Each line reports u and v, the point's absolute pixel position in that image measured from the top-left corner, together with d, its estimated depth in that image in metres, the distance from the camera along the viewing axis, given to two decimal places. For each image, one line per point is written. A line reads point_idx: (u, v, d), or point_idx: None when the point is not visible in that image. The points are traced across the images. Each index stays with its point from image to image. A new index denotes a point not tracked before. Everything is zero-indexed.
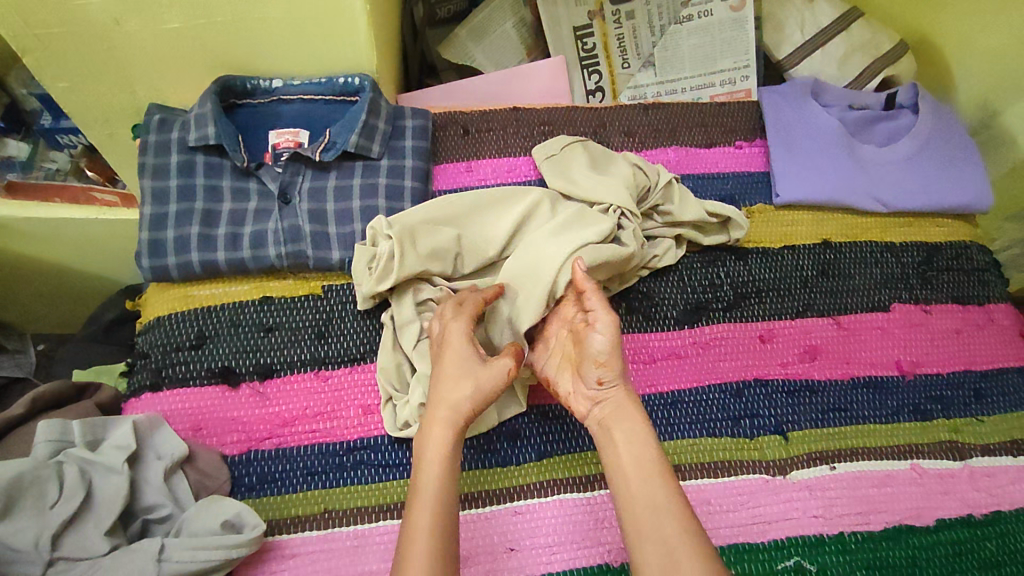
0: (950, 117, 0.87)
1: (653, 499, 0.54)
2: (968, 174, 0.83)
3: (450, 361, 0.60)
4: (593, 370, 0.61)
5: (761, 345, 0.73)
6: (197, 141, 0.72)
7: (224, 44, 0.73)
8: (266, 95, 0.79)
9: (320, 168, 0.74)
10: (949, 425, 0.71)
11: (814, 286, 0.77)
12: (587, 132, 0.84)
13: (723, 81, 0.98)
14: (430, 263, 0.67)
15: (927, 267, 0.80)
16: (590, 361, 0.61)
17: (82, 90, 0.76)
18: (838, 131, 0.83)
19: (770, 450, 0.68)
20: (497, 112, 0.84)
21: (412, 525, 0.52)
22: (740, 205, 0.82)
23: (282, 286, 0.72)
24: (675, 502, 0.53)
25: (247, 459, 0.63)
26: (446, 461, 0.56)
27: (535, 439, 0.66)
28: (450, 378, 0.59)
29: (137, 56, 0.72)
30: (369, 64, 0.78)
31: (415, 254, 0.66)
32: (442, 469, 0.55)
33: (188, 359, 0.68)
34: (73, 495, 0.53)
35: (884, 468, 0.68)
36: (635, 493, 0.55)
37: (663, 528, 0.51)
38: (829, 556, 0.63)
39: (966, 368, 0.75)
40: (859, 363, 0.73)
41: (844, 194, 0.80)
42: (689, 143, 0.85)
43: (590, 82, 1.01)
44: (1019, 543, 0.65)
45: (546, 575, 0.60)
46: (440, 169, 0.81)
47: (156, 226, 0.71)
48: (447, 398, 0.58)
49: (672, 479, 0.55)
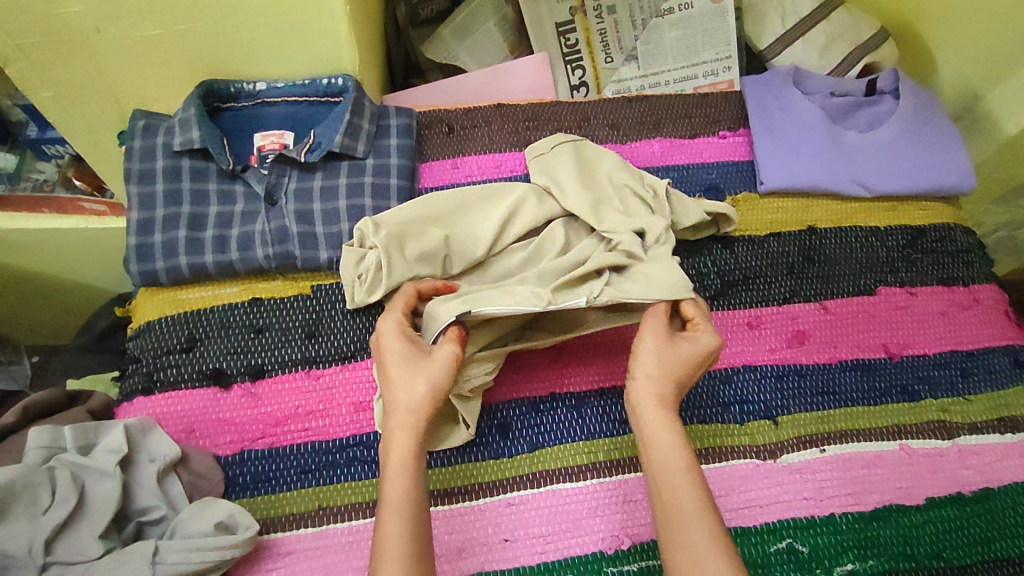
0: (930, 100, 0.87)
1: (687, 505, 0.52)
2: (950, 156, 0.84)
3: (394, 362, 0.58)
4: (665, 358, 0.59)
5: (749, 331, 0.74)
6: (182, 145, 0.72)
7: (206, 49, 0.73)
8: (250, 99, 0.80)
9: (306, 169, 0.75)
10: (937, 405, 0.72)
11: (800, 272, 0.78)
12: (571, 127, 0.85)
13: (706, 73, 0.98)
14: (419, 267, 0.67)
15: (912, 250, 0.81)
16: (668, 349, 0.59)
17: (66, 99, 0.76)
18: (821, 118, 0.84)
19: (761, 434, 0.68)
20: (482, 109, 0.84)
21: (382, 533, 0.50)
22: (725, 194, 0.83)
23: (271, 287, 0.72)
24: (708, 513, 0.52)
25: (240, 459, 0.63)
26: (410, 466, 0.54)
27: (526, 431, 0.66)
28: (402, 380, 0.57)
29: (119, 63, 0.73)
30: (351, 64, 0.79)
31: (403, 260, 0.66)
32: (407, 477, 0.53)
33: (180, 362, 0.68)
34: (65, 500, 0.53)
35: (874, 450, 0.68)
36: (679, 485, 0.53)
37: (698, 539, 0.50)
38: (821, 537, 0.64)
39: (953, 348, 0.76)
40: (847, 346, 0.74)
41: (828, 179, 0.81)
42: (673, 134, 0.86)
43: (574, 77, 1.01)
44: (1008, 518, 0.66)
45: (540, 564, 0.60)
46: (427, 167, 0.81)
47: (143, 231, 0.71)
48: (401, 400, 0.56)
49: (705, 489, 0.53)
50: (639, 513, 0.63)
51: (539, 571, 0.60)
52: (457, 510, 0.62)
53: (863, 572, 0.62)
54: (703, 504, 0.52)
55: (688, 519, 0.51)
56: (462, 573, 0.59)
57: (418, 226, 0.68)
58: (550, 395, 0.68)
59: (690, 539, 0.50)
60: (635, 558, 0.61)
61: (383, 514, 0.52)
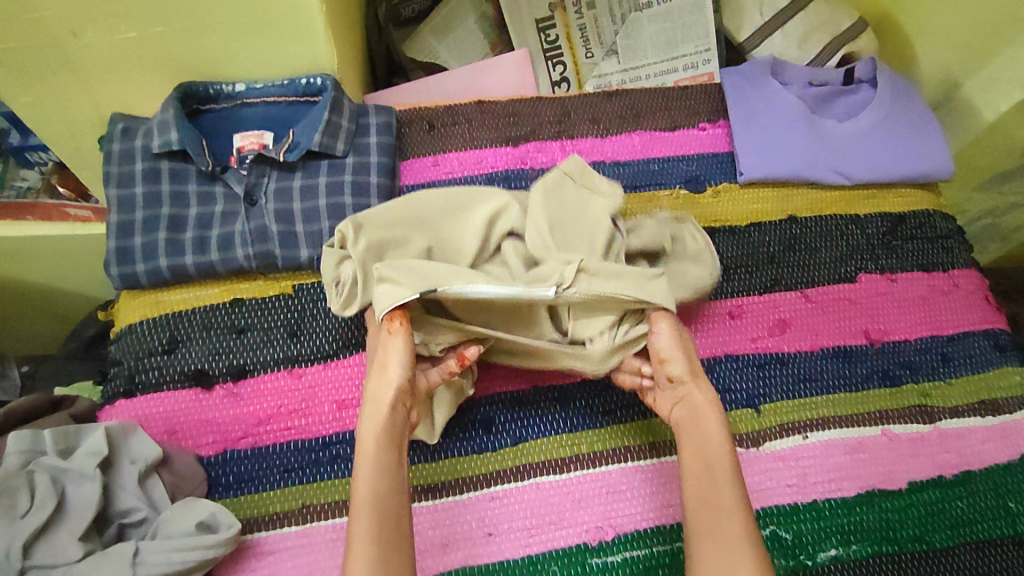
0: (908, 88, 0.88)
1: (719, 503, 0.54)
2: (927, 142, 0.85)
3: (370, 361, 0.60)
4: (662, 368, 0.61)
5: (731, 321, 0.74)
6: (160, 147, 0.72)
7: (184, 50, 0.73)
8: (230, 100, 0.80)
9: (285, 169, 0.75)
10: (919, 389, 0.72)
11: (781, 261, 0.78)
12: (552, 122, 0.85)
13: (686, 66, 0.99)
14: None
15: (891, 237, 0.82)
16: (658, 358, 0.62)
17: (44, 104, 0.76)
18: (799, 108, 0.84)
19: (744, 423, 0.69)
20: (462, 106, 0.84)
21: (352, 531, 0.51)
22: (706, 185, 0.83)
23: (252, 287, 0.72)
24: (744, 509, 0.53)
25: (223, 459, 0.63)
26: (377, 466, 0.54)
27: (510, 425, 0.66)
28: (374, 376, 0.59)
29: (96, 67, 0.72)
30: (330, 64, 0.79)
31: None
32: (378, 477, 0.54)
33: (161, 364, 0.68)
34: (44, 503, 0.53)
35: (856, 435, 0.69)
36: (719, 483, 0.55)
37: (730, 534, 0.52)
38: (805, 523, 0.64)
39: (934, 333, 0.76)
40: (828, 334, 0.75)
41: (807, 168, 0.82)
42: (653, 127, 0.86)
43: (555, 73, 1.01)
44: (989, 500, 0.67)
45: (525, 557, 0.60)
46: (407, 164, 0.81)
47: (123, 234, 0.71)
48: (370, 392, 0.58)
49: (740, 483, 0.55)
50: (623, 504, 0.63)
51: (523, 564, 0.60)
52: (441, 505, 0.62)
53: (847, 557, 0.63)
54: (735, 500, 0.54)
55: (722, 513, 0.53)
56: (447, 567, 0.59)
57: (399, 232, 0.66)
58: (533, 388, 0.68)
59: (723, 532, 0.52)
60: (620, 549, 0.61)
61: (355, 512, 0.52)
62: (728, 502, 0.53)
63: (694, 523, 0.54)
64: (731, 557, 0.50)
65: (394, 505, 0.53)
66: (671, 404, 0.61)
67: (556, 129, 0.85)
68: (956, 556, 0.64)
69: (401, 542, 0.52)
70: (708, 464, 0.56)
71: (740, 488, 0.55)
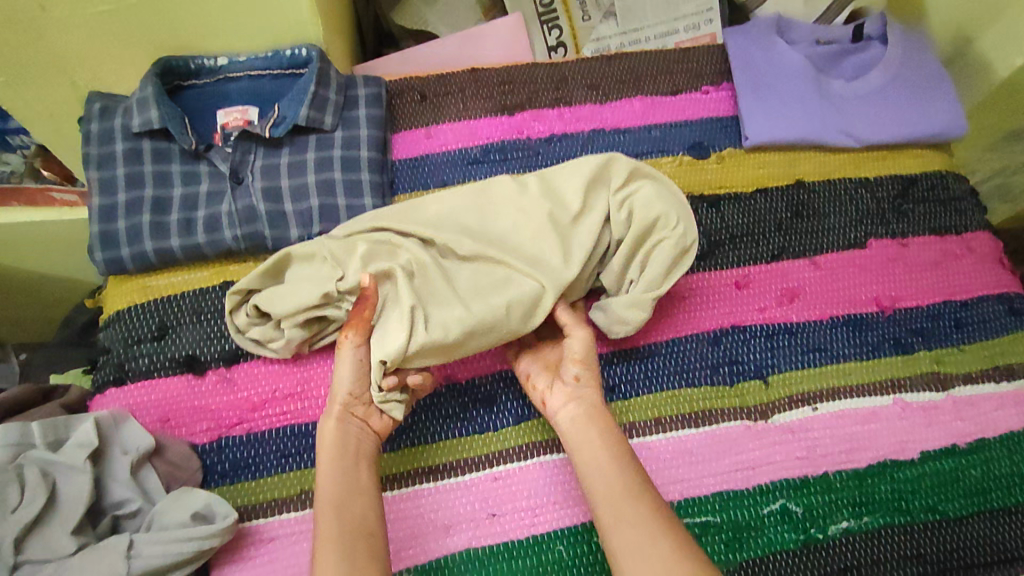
0: (920, 44, 0.84)
1: (627, 488, 0.52)
2: (941, 100, 0.81)
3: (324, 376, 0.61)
4: (571, 366, 0.61)
5: (737, 291, 0.72)
6: (140, 126, 0.69)
7: (160, 21, 0.69)
8: (212, 75, 0.76)
9: (271, 145, 0.72)
10: (931, 356, 0.70)
11: (789, 228, 0.76)
12: (548, 89, 0.81)
13: (687, 27, 0.95)
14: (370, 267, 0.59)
15: (903, 200, 0.79)
16: (567, 359, 0.61)
17: (19, 85, 0.72)
18: (806, 68, 0.81)
19: (752, 396, 0.67)
20: (453, 75, 0.81)
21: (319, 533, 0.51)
22: (709, 151, 0.80)
23: (242, 270, 0.70)
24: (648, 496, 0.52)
25: (218, 446, 0.62)
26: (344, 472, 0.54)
27: (511, 404, 0.65)
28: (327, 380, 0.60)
29: (70, 43, 0.69)
30: (315, 33, 0.75)
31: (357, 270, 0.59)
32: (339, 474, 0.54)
33: (151, 351, 0.66)
34: (34, 497, 0.52)
35: (867, 405, 0.67)
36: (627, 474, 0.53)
37: (640, 512, 0.50)
38: (815, 496, 0.62)
39: (947, 299, 0.74)
40: (838, 302, 0.72)
41: (816, 131, 0.78)
42: (653, 92, 0.83)
43: (551, 38, 0.97)
44: (1003, 468, 0.65)
45: (529, 537, 0.59)
46: (399, 138, 0.78)
47: (106, 218, 0.68)
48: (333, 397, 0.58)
49: (645, 477, 0.54)
50: None
51: (527, 544, 0.59)
52: (444, 486, 0.61)
53: (857, 529, 0.61)
54: (641, 489, 0.52)
55: (625, 490, 0.52)
56: (451, 549, 0.58)
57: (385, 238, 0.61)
58: None
59: (634, 512, 0.50)
60: None
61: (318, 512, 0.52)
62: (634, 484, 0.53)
63: (609, 515, 0.51)
64: (649, 536, 0.49)
65: (356, 505, 0.53)
66: (565, 401, 0.60)
67: (553, 97, 0.81)
68: (970, 525, 0.62)
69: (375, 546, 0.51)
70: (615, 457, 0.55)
71: (640, 473, 0.54)
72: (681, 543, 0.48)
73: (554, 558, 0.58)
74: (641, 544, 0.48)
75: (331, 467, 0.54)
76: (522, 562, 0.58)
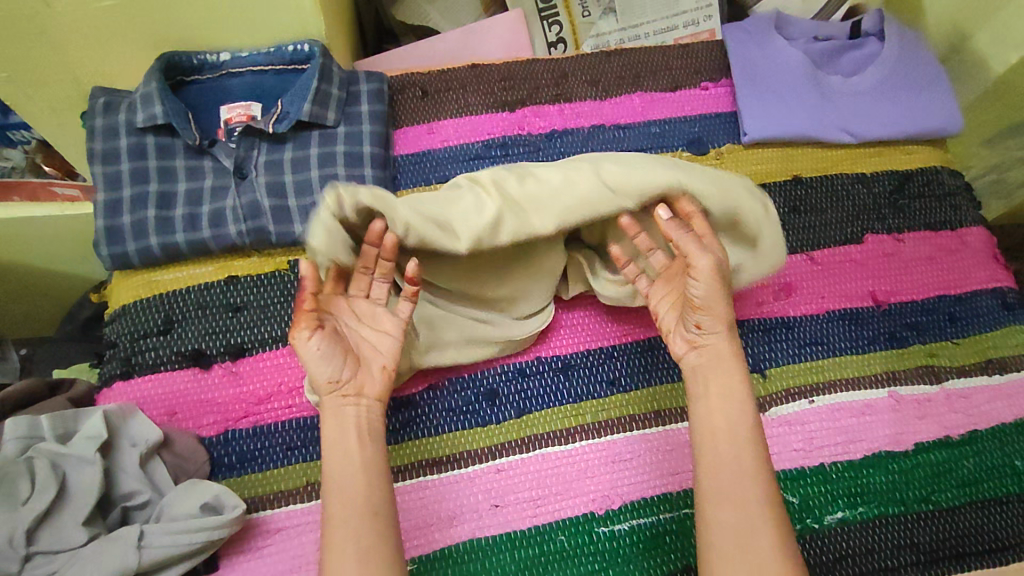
0: (916, 40, 0.85)
1: (738, 463, 0.53)
2: (937, 96, 0.82)
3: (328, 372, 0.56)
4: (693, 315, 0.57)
5: (735, 286, 0.73)
6: (145, 122, 0.69)
7: (162, 17, 0.69)
8: (214, 71, 0.77)
9: (275, 140, 0.73)
10: (925, 350, 0.72)
11: (787, 223, 0.77)
12: (549, 85, 0.82)
13: (686, 23, 0.96)
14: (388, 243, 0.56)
15: (899, 196, 0.80)
16: (688, 306, 0.57)
17: (21, 80, 0.73)
18: (804, 64, 0.82)
19: (749, 389, 0.68)
20: (455, 71, 0.81)
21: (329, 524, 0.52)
22: (708, 147, 0.81)
23: (246, 264, 0.70)
24: (762, 470, 0.53)
25: (224, 439, 0.63)
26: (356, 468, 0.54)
27: (513, 397, 0.66)
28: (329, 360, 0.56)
29: (73, 38, 0.69)
30: (317, 29, 0.75)
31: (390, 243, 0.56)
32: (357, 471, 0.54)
33: (157, 345, 0.67)
34: (46, 488, 0.52)
35: (863, 398, 0.68)
36: (742, 447, 0.53)
37: (742, 490, 0.52)
38: (812, 487, 0.64)
39: (941, 294, 0.75)
40: (834, 297, 0.73)
41: (813, 127, 0.79)
42: (653, 89, 0.83)
43: (551, 34, 0.97)
44: (995, 459, 0.67)
45: (531, 528, 0.60)
46: (401, 134, 0.79)
47: (111, 213, 0.69)
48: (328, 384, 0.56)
49: (762, 445, 0.54)
50: (628, 473, 0.63)
51: (530, 535, 0.60)
52: (447, 478, 0.62)
53: (853, 519, 0.63)
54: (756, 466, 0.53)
55: (739, 473, 0.52)
56: (455, 540, 0.59)
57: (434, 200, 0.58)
58: (537, 358, 0.67)
59: (735, 490, 0.52)
60: (625, 517, 0.61)
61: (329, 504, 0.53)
62: (748, 466, 0.53)
63: (709, 486, 0.53)
64: (750, 519, 0.51)
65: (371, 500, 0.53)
66: (689, 349, 0.58)
67: (554, 93, 0.82)
68: (963, 515, 0.64)
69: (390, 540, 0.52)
70: (729, 427, 0.54)
71: (762, 452, 0.54)
72: (777, 528, 0.51)
73: (557, 548, 0.60)
74: (738, 526, 0.51)
75: (340, 460, 0.54)
76: (525, 551, 0.59)
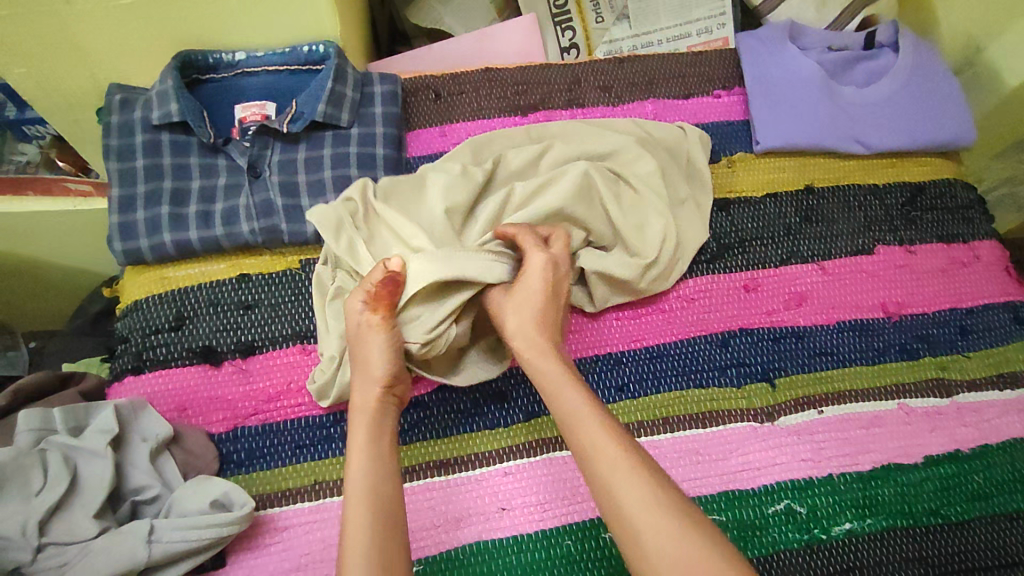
0: (931, 52, 0.85)
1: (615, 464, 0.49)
2: (952, 109, 0.82)
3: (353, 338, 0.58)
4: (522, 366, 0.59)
5: (745, 294, 0.73)
6: (160, 119, 0.70)
7: (181, 16, 0.70)
8: (230, 70, 0.77)
9: (289, 140, 0.73)
10: (935, 362, 0.71)
11: (798, 233, 0.77)
12: (561, 90, 0.82)
13: (700, 31, 0.96)
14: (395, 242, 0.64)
15: (911, 207, 0.80)
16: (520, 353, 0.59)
17: (40, 76, 0.73)
18: (818, 74, 0.82)
19: (758, 398, 0.68)
20: (468, 74, 0.82)
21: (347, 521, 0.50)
22: (720, 155, 0.81)
23: (258, 263, 0.71)
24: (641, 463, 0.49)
25: (234, 436, 0.63)
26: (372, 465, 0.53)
27: (521, 401, 0.66)
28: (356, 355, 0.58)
29: (92, 35, 0.70)
30: (332, 30, 0.76)
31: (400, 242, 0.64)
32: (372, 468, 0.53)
33: (168, 341, 0.67)
34: (57, 481, 0.53)
35: (873, 410, 0.68)
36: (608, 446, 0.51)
37: (640, 493, 0.47)
38: (819, 497, 0.63)
39: (952, 307, 0.75)
40: (844, 307, 0.73)
41: (826, 137, 0.79)
42: (666, 96, 0.83)
43: (564, 39, 0.98)
44: (1005, 474, 0.66)
45: (537, 532, 0.60)
46: (413, 135, 0.79)
47: (125, 209, 0.69)
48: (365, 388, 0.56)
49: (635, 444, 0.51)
50: None
51: (535, 539, 0.60)
52: (455, 480, 0.62)
53: (860, 531, 0.62)
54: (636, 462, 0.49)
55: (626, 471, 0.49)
56: (462, 542, 0.59)
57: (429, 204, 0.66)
58: None
59: (629, 492, 0.48)
60: None
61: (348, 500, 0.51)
62: (632, 467, 0.49)
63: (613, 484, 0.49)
64: (652, 516, 0.46)
65: (387, 496, 0.52)
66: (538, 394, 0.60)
67: (566, 98, 0.82)
68: (971, 529, 0.63)
69: (399, 547, 0.50)
70: (602, 430, 0.52)
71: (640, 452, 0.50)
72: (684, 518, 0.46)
73: (561, 552, 0.59)
74: (649, 523, 0.46)
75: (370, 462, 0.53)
76: (532, 555, 0.59)
